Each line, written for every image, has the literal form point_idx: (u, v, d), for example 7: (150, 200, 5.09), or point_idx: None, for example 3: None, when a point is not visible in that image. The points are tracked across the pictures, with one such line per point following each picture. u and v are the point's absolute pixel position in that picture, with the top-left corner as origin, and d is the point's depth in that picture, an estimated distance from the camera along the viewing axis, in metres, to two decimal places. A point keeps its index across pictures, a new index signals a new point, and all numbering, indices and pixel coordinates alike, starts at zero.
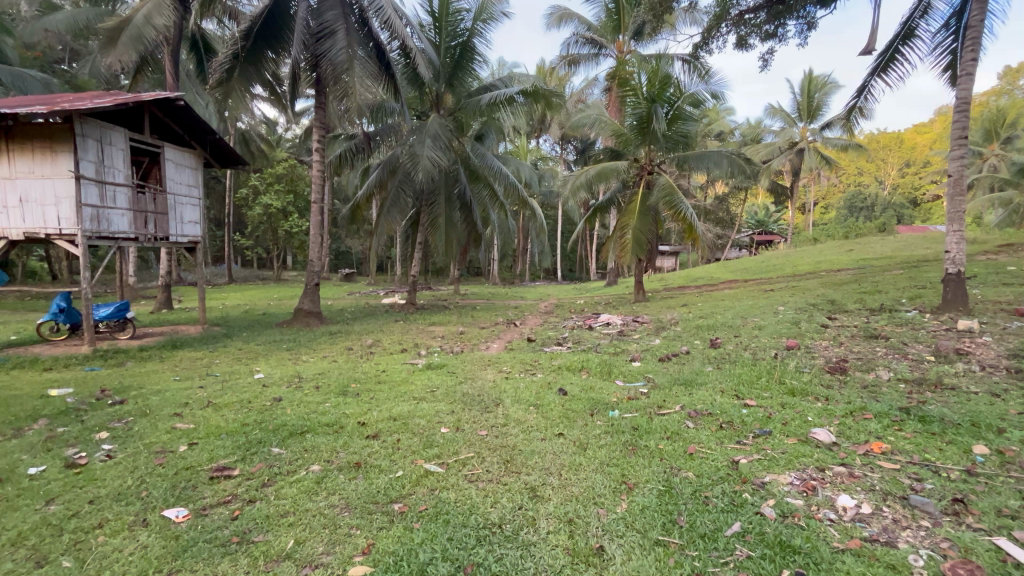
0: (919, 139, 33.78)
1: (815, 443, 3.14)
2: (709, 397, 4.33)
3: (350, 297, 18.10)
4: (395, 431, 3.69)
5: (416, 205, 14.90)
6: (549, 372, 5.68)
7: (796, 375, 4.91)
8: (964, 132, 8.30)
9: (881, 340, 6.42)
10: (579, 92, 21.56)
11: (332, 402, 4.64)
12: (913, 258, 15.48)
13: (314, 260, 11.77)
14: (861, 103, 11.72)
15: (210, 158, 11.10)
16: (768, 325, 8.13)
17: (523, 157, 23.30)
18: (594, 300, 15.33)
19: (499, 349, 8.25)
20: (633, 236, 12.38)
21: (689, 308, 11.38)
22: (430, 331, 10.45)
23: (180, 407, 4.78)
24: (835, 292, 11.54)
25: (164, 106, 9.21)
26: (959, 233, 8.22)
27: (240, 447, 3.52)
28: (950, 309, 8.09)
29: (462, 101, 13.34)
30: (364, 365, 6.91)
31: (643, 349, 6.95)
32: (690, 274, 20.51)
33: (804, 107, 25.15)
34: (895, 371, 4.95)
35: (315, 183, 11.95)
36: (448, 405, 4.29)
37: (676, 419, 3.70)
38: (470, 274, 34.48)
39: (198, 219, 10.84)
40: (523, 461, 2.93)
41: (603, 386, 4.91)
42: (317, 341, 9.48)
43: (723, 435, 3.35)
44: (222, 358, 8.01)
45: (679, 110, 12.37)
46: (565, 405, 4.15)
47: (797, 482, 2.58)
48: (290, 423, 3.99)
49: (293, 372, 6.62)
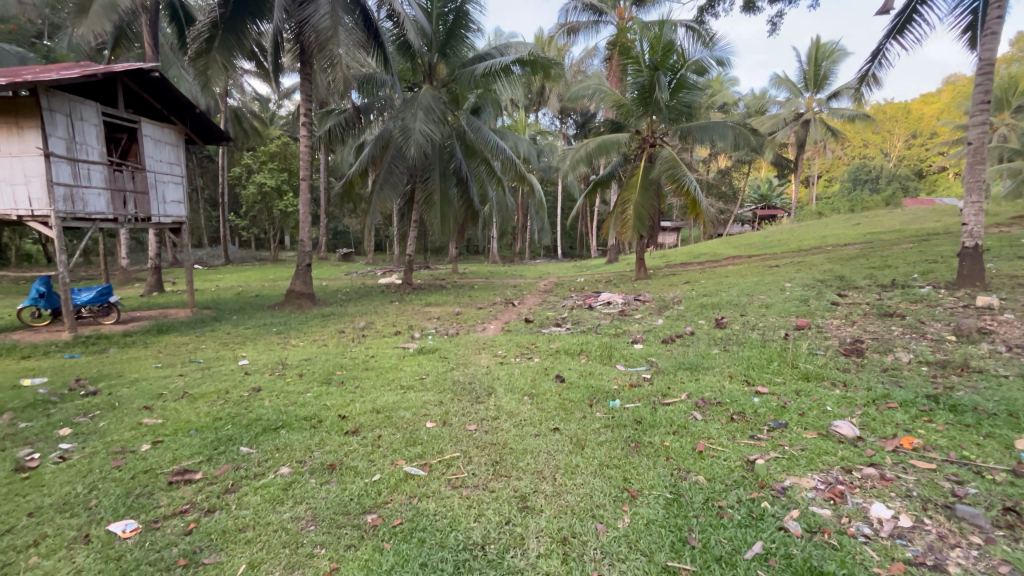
0: (926, 109, 32.83)
1: (838, 437, 2.84)
2: (716, 383, 4.04)
3: (346, 277, 17.78)
4: (377, 427, 3.39)
5: (411, 182, 14.40)
6: (546, 356, 5.38)
7: (810, 358, 4.58)
8: (986, 98, 7.80)
9: (896, 318, 6.08)
10: (578, 64, 20.81)
11: (314, 392, 4.35)
12: (923, 231, 15.02)
13: (304, 240, 11.37)
14: (875, 69, 11.14)
15: (191, 133, 10.58)
16: (775, 303, 7.82)
17: (521, 132, 22.62)
18: (595, 278, 14.99)
19: (496, 330, 7.94)
20: (635, 211, 11.95)
21: (692, 286, 11.03)
22: (426, 312, 10.14)
23: (153, 398, 4.48)
24: (842, 267, 11.19)
25: (138, 78, 8.69)
26: (977, 204, 7.80)
27: (206, 446, 3.23)
28: (967, 285, 7.74)
29: (456, 72, 12.73)
30: (355, 349, 6.62)
31: (645, 330, 6.63)
32: (692, 251, 20.09)
33: (810, 76, 24.31)
34: (916, 353, 4.63)
35: (303, 159, 11.47)
36: (436, 395, 4.00)
37: (682, 409, 3.40)
38: (469, 252, 34.09)
39: (183, 198, 10.42)
40: (514, 463, 2.64)
41: (603, 371, 4.61)
42: (308, 324, 9.18)
43: (736, 428, 3.04)
44: (209, 343, 7.73)
45: (682, 79, 11.78)
46: (561, 394, 3.84)
47: (822, 488, 2.28)
48: (265, 417, 3.69)
49: (279, 358, 6.32)
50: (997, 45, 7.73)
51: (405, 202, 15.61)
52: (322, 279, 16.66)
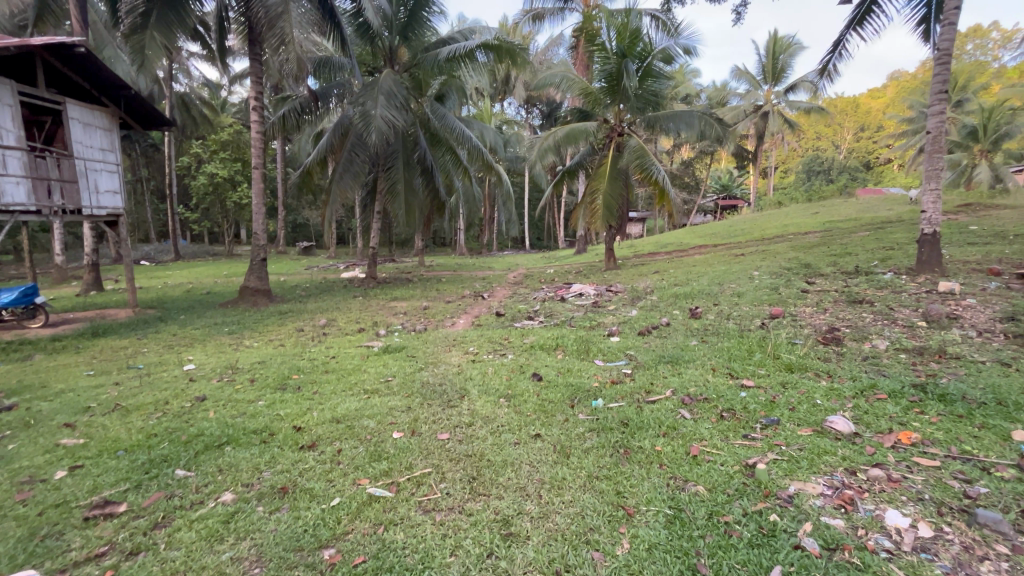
0: (873, 103, 34.27)
1: (835, 434, 2.69)
2: (700, 377, 3.87)
3: (306, 271, 16.98)
4: (337, 440, 3.03)
5: (373, 172, 13.77)
6: (521, 352, 5.10)
7: (790, 349, 4.48)
8: (943, 88, 7.98)
9: (865, 305, 6.13)
10: (543, 53, 20.53)
11: (268, 400, 3.92)
12: (878, 220, 15.56)
13: (258, 233, 10.63)
14: (835, 60, 11.33)
15: (126, 117, 9.65)
16: (747, 291, 7.80)
17: (488, 121, 22.16)
18: (564, 269, 14.84)
19: (466, 325, 7.60)
20: (604, 201, 11.80)
21: (662, 276, 11.01)
22: (392, 307, 9.70)
23: (77, 413, 3.93)
24: (805, 255, 11.44)
25: (60, 53, 7.81)
26: (936, 191, 8.01)
27: (135, 471, 2.78)
28: (926, 271, 7.95)
29: (419, 57, 12.20)
30: (315, 349, 6.17)
31: (621, 322, 6.46)
32: (659, 241, 20.22)
33: (769, 69, 24.84)
34: (892, 340, 4.60)
35: (254, 146, 10.68)
36: (405, 400, 3.66)
37: (669, 408, 3.20)
38: (435, 244, 33.42)
39: (119, 188, 9.52)
40: (495, 478, 2.35)
41: (583, 368, 4.36)
42: (264, 322, 8.58)
43: (728, 428, 2.85)
44: (152, 346, 7.08)
45: (650, 67, 11.66)
46: (540, 395, 3.57)
47: (830, 494, 2.10)
48: (208, 433, 3.25)
49: (230, 361, 5.78)
50: (954, 35, 7.88)
51: (367, 192, 14.96)
52: (280, 274, 15.84)
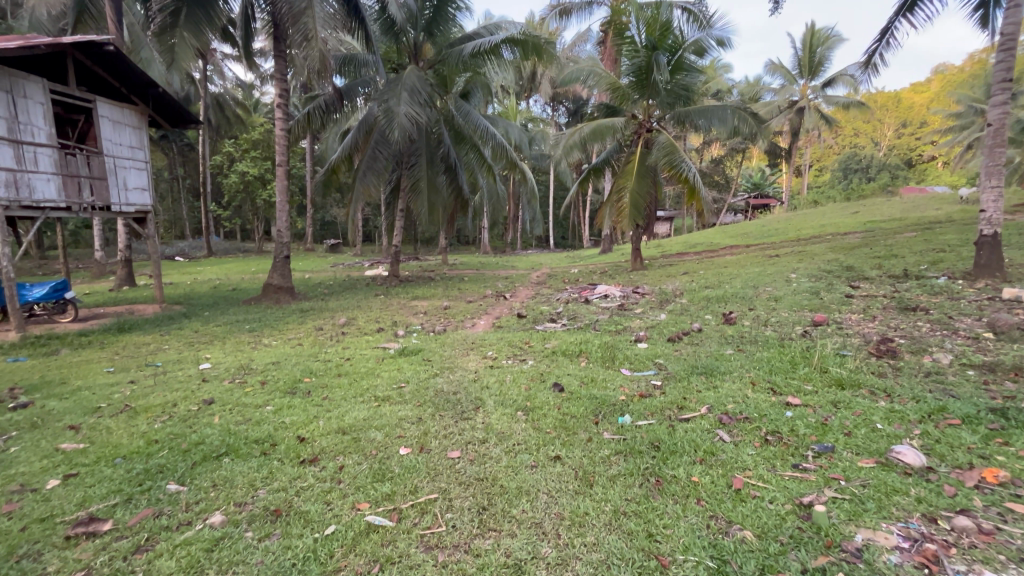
0: (917, 97, 32.53)
1: (904, 467, 2.33)
2: (739, 392, 3.51)
3: (331, 269, 17.04)
4: (341, 454, 2.82)
5: (396, 170, 13.68)
6: (541, 359, 4.80)
7: (839, 361, 4.05)
8: (1007, 76, 7.32)
9: (920, 313, 5.61)
10: (569, 49, 20.16)
11: (276, 405, 3.75)
12: (925, 220, 14.62)
13: (281, 230, 10.63)
14: (882, 49, 10.63)
15: (155, 115, 9.76)
16: (784, 295, 7.32)
17: (512, 118, 21.89)
18: (589, 269, 14.45)
19: (486, 327, 7.35)
20: (631, 199, 11.37)
21: (692, 277, 10.54)
22: (412, 306, 9.55)
23: (86, 414, 3.84)
24: (846, 256, 10.77)
25: (90, 51, 7.94)
26: (997, 189, 7.33)
27: (128, 482, 2.62)
28: (985, 275, 7.29)
29: (443, 53, 12.03)
30: (330, 350, 6.01)
31: (648, 327, 6.10)
32: (688, 240, 19.58)
33: (805, 63, 23.79)
34: (956, 354, 4.12)
35: (279, 143, 10.66)
36: (415, 409, 3.42)
37: (705, 428, 2.88)
38: (459, 243, 33.38)
39: (148, 185, 9.63)
40: (508, 511, 2.09)
41: (609, 377, 4.04)
42: (285, 320, 8.53)
43: (775, 455, 2.51)
44: (173, 343, 7.07)
45: (681, 60, 11.19)
46: (561, 408, 3.28)
47: (907, 548, 1.76)
48: (208, 441, 3.08)
49: (245, 361, 5.67)
50: (1021, 18, 7.20)
51: (391, 190, 14.90)
52: (305, 271, 15.95)
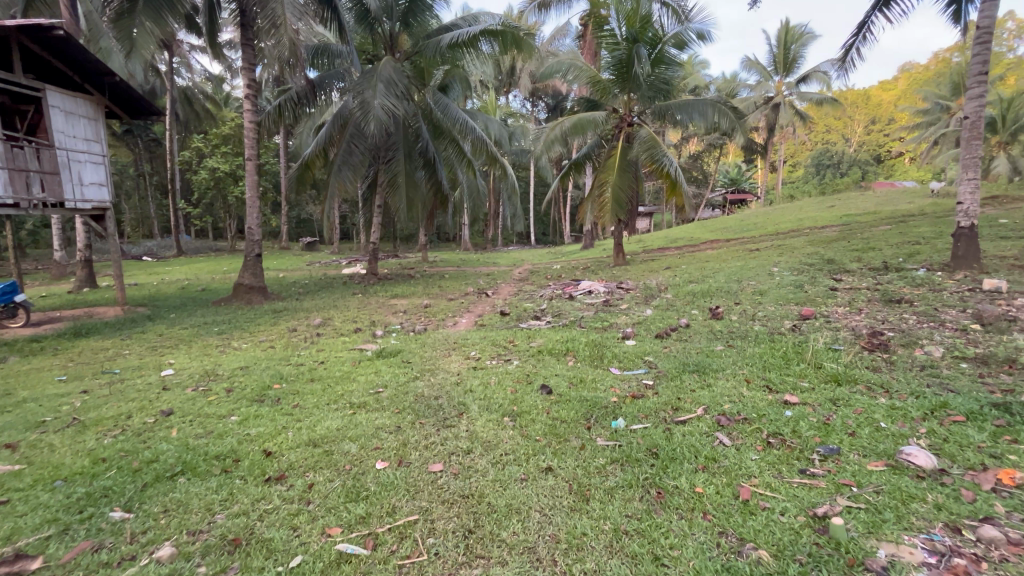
0: (885, 95, 33.43)
1: (916, 470, 2.19)
2: (734, 391, 3.37)
3: (307, 267, 16.51)
4: (311, 470, 2.56)
5: (373, 165, 13.28)
6: (527, 359, 4.60)
7: (833, 356, 3.94)
8: (984, 69, 7.37)
9: (905, 305, 5.59)
10: (548, 43, 19.94)
11: (241, 414, 3.46)
12: (899, 213, 14.91)
13: (252, 228, 10.16)
14: (859, 44, 10.70)
15: (113, 106, 9.19)
16: (769, 289, 7.28)
17: (492, 112, 21.58)
18: (571, 265, 14.31)
19: (468, 325, 7.13)
20: (612, 194, 11.22)
21: (675, 272, 10.48)
22: (392, 305, 9.25)
23: (25, 431, 3.46)
24: (826, 250, 10.88)
25: (37, 36, 7.39)
26: (974, 181, 7.42)
27: (66, 510, 2.32)
28: (963, 267, 7.37)
29: (420, 44, 11.68)
30: (303, 353, 5.69)
31: (634, 323, 5.95)
32: (669, 235, 19.65)
33: (779, 59, 24.07)
34: (947, 346, 4.06)
35: (248, 136, 10.17)
36: (394, 418, 3.17)
37: (703, 431, 2.72)
38: (440, 240, 32.99)
39: (106, 180, 9.08)
40: (497, 534, 1.89)
41: (598, 377, 3.86)
42: (257, 322, 8.15)
43: (779, 460, 2.35)
44: (134, 348, 6.64)
45: (662, 53, 11.07)
46: (550, 413, 3.08)
47: (936, 564, 1.61)
48: (162, 459, 2.79)
49: (211, 366, 5.32)
50: (996, 12, 7.27)
51: (367, 186, 14.49)
52: (279, 270, 15.42)
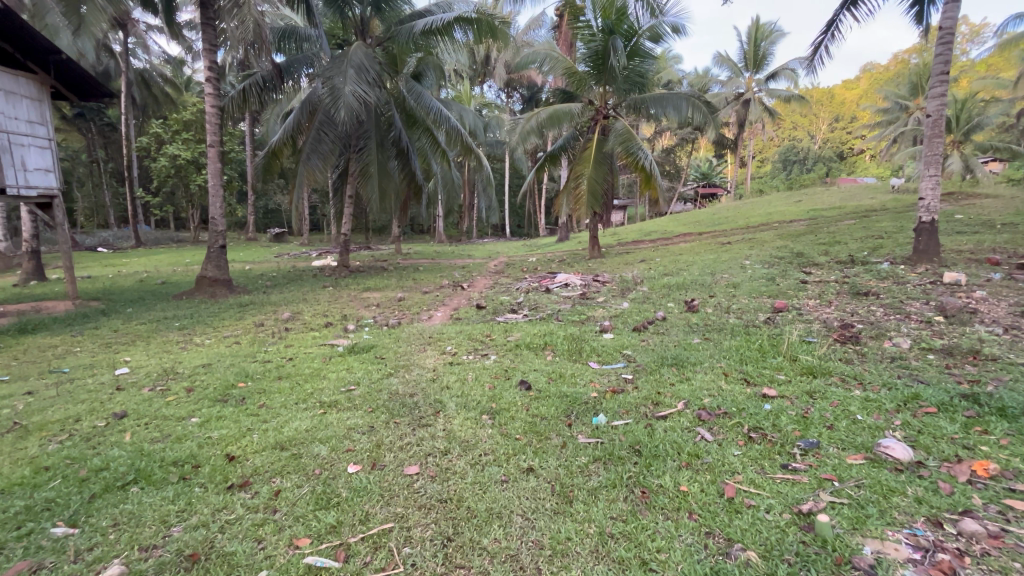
0: (848, 94, 34.56)
1: (895, 463, 2.21)
2: (712, 385, 3.37)
3: (275, 259, 15.95)
4: (278, 475, 2.41)
5: (344, 154, 12.88)
6: (504, 353, 4.51)
7: (807, 349, 3.99)
8: (945, 69, 7.61)
9: (871, 298, 5.74)
10: (523, 33, 19.71)
11: (203, 416, 3.25)
12: (862, 208, 15.40)
13: (215, 217, 9.69)
14: (827, 41, 10.92)
15: (59, 86, 8.57)
16: (742, 282, 7.38)
17: (466, 102, 21.24)
18: (547, 258, 14.27)
19: (443, 319, 6.99)
20: (588, 186, 11.17)
21: (650, 265, 10.55)
22: (364, 299, 8.99)
23: None
24: (794, 243, 11.13)
25: None
26: (936, 178, 7.65)
27: (2, 526, 2.11)
28: (924, 260, 7.63)
29: (392, 29, 11.32)
30: (270, 349, 5.45)
31: (612, 316, 5.93)
32: (643, 228, 19.82)
33: (750, 56, 24.47)
34: (914, 338, 4.16)
35: (209, 120, 9.64)
36: (366, 417, 3.03)
37: (684, 426, 2.69)
38: (414, 232, 32.51)
39: (53, 166, 8.48)
40: (478, 541, 1.80)
41: (578, 372, 3.79)
42: (221, 316, 7.79)
43: (761, 455, 2.34)
44: (86, 345, 6.25)
45: (638, 46, 11.05)
46: (530, 410, 2.99)
47: (921, 559, 1.60)
48: (113, 466, 2.57)
49: (171, 364, 5.03)
50: (958, 13, 7.50)
51: (338, 176, 14.06)
52: (246, 262, 14.85)
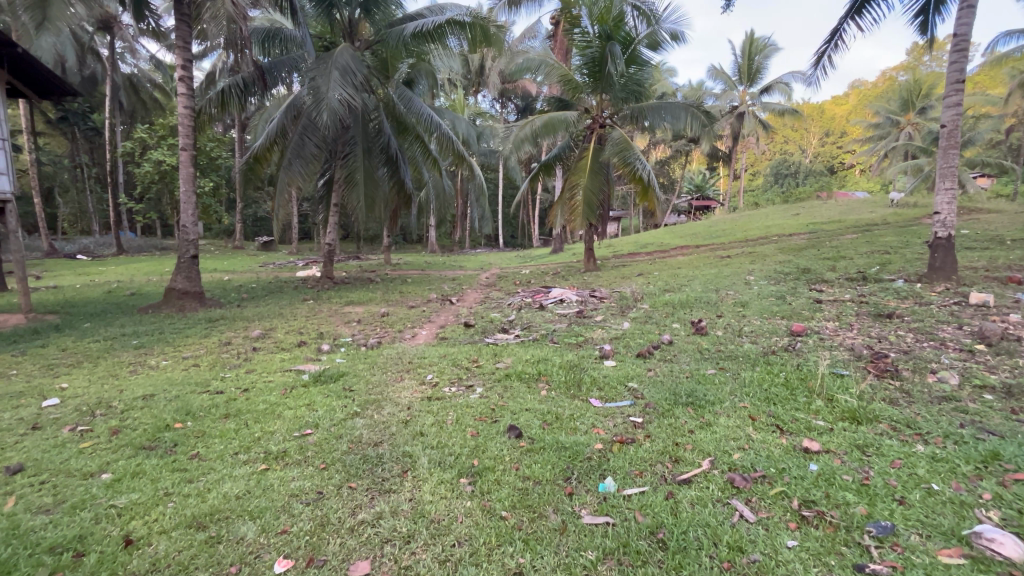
0: (838, 109, 34.81)
1: (1008, 566, 1.65)
2: (741, 433, 2.80)
3: (258, 269, 15.21)
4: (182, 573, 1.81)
5: (331, 161, 12.31)
6: (491, 385, 3.93)
7: (842, 384, 3.44)
8: (961, 76, 7.17)
9: (895, 320, 5.24)
10: (518, 43, 19.40)
11: (117, 472, 2.63)
12: (862, 222, 15.06)
13: (188, 226, 9.04)
14: (831, 50, 10.56)
15: (14, 81, 7.93)
16: (751, 300, 6.87)
17: (460, 111, 20.78)
18: (540, 270, 13.73)
19: (427, 338, 6.40)
20: (584, 197, 10.67)
21: (649, 279, 10.06)
22: (345, 314, 8.38)
23: None
24: (798, 258, 10.70)
25: None
26: (952, 191, 7.24)
27: None
28: (941, 278, 7.17)
29: (382, 32, 10.82)
30: (228, 375, 4.79)
31: (612, 338, 5.37)
32: (638, 240, 19.37)
33: (743, 69, 24.31)
34: (962, 373, 3.61)
35: (183, 122, 8.98)
36: (316, 479, 2.42)
37: (716, 497, 2.13)
38: (405, 241, 31.98)
39: (6, 170, 7.83)
40: None
41: (578, 414, 3.19)
42: (186, 333, 7.13)
43: (824, 549, 1.78)
44: (23, 368, 5.54)
45: (636, 52, 10.63)
46: (520, 471, 2.40)
47: None
48: None
49: (110, 394, 4.35)
50: (973, 20, 7.11)
51: (324, 184, 13.50)
52: (226, 272, 14.17)
